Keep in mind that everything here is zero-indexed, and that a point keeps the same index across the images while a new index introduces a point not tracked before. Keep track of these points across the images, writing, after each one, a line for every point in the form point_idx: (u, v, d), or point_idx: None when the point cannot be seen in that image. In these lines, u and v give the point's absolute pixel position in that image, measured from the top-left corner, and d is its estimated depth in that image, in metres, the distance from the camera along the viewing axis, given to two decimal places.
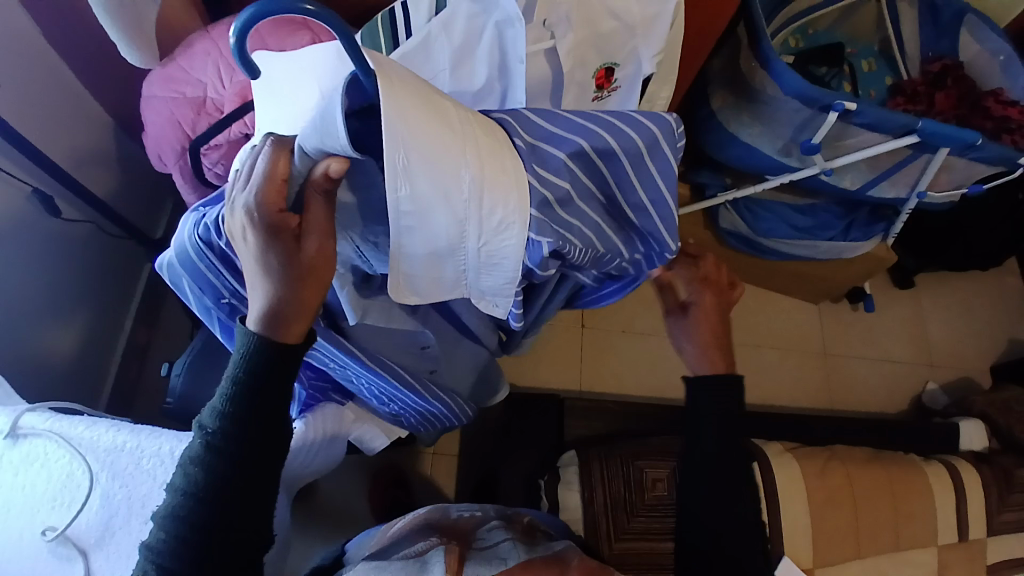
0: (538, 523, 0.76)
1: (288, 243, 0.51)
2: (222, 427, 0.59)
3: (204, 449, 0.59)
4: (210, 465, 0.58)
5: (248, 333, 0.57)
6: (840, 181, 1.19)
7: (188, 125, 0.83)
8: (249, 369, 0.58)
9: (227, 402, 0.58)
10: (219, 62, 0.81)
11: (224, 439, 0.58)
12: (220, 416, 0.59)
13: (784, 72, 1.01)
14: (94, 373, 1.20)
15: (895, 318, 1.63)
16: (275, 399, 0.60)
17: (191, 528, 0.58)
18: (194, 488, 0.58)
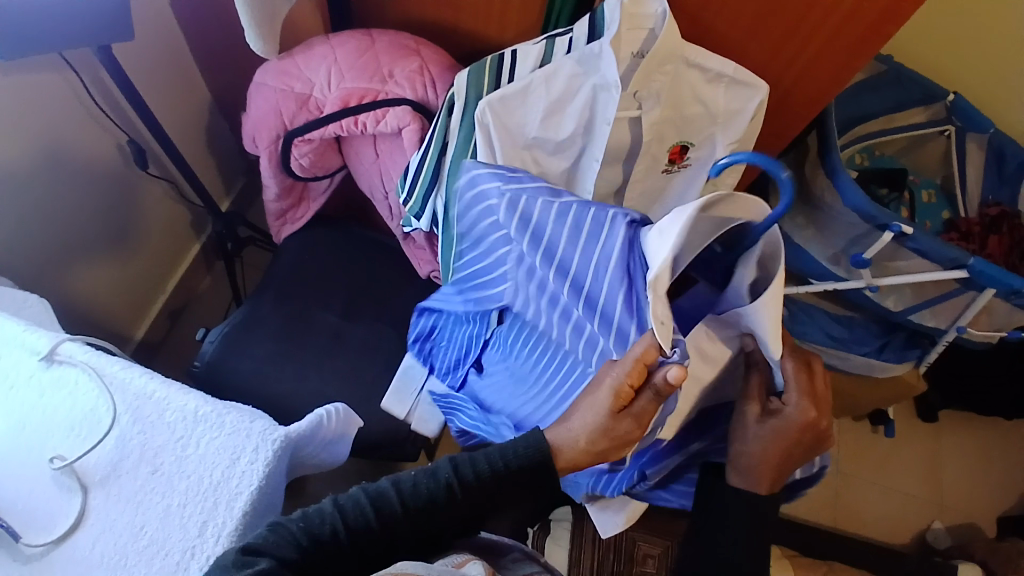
0: None
1: (613, 407, 0.62)
2: (476, 480, 0.61)
3: (449, 487, 0.60)
4: (445, 500, 0.60)
5: (538, 438, 0.64)
6: (882, 300, 1.22)
7: (287, 116, 0.89)
8: (525, 462, 0.63)
9: (498, 463, 0.62)
10: (331, 67, 0.88)
11: (473, 493, 0.61)
12: (480, 472, 0.61)
13: (848, 186, 1.05)
14: (127, 324, 1.25)
15: (911, 450, 1.61)
16: (531, 491, 0.64)
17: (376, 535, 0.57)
18: (414, 507, 0.59)
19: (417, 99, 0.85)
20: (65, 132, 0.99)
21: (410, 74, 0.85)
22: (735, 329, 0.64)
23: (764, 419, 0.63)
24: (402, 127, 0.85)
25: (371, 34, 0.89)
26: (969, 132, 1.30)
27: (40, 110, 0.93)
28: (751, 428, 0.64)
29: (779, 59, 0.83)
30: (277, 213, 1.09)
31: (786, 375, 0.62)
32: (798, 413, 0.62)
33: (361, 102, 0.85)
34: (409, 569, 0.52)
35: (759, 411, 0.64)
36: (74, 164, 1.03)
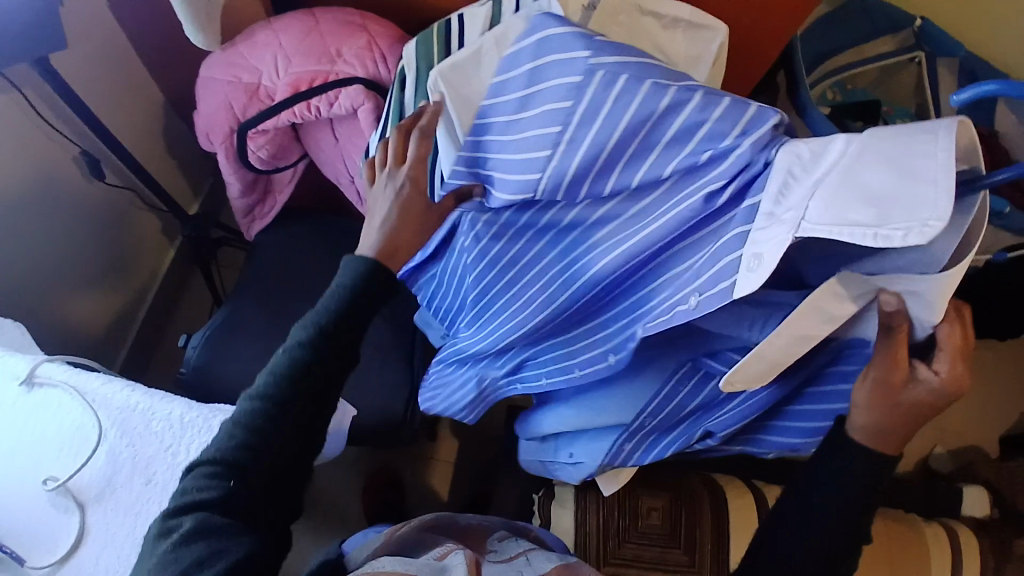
0: (545, 539, 0.76)
1: None
2: (316, 341, 0.61)
3: (292, 357, 0.61)
4: (292, 372, 0.60)
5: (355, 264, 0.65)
6: None
7: (239, 109, 0.87)
8: (359, 286, 0.64)
9: (336, 305, 0.63)
10: (277, 53, 0.85)
11: (316, 353, 0.61)
12: (314, 327, 0.62)
13: (819, 123, 1.03)
14: (113, 340, 1.24)
15: None
16: (363, 321, 0.65)
17: (256, 434, 0.59)
18: (275, 397, 0.60)
19: (369, 77, 0.82)
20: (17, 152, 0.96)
21: (359, 52, 0.82)
22: (868, 287, 0.52)
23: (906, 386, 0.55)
24: (357, 108, 0.83)
25: (315, 15, 0.86)
26: (939, 56, 1.28)
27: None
28: (884, 397, 0.56)
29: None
30: (244, 209, 1.06)
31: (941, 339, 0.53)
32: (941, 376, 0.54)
33: (312, 86, 0.82)
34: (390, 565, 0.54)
35: (904, 379, 0.55)
36: (31, 184, 1.00)
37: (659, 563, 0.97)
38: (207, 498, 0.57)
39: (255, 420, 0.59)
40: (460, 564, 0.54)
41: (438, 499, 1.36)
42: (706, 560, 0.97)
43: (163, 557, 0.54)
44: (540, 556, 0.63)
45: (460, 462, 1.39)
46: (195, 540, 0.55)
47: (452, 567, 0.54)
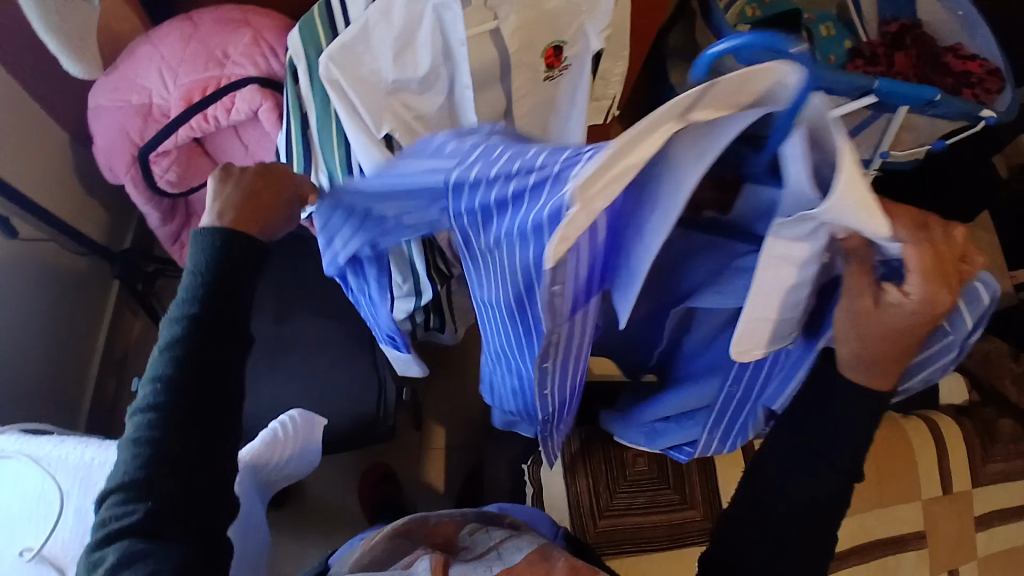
0: (520, 522, 0.78)
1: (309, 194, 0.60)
2: (194, 321, 0.55)
3: (176, 344, 0.54)
4: (181, 360, 0.54)
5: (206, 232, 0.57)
6: None
7: (136, 133, 0.82)
8: (218, 261, 0.56)
9: (200, 291, 0.56)
10: (161, 67, 0.80)
11: (200, 333, 0.55)
12: (190, 307, 0.55)
13: (736, 42, 1.01)
14: (71, 395, 1.20)
15: None
16: (246, 294, 0.58)
17: (162, 440, 0.53)
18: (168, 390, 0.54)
19: (263, 74, 0.78)
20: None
21: (246, 49, 0.78)
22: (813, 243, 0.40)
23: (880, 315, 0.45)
24: (256, 110, 0.78)
25: (192, 19, 0.81)
26: None
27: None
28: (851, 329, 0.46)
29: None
30: (171, 237, 1.01)
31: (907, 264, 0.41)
32: (927, 297, 0.42)
33: (205, 95, 0.78)
34: None
35: (869, 305, 0.44)
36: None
37: (652, 507, 0.99)
38: (125, 527, 0.52)
39: (148, 431, 0.53)
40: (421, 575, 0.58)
41: (433, 487, 1.36)
42: (697, 494, 1.00)
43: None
44: (505, 548, 0.66)
45: (449, 444, 1.38)
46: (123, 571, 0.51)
47: None
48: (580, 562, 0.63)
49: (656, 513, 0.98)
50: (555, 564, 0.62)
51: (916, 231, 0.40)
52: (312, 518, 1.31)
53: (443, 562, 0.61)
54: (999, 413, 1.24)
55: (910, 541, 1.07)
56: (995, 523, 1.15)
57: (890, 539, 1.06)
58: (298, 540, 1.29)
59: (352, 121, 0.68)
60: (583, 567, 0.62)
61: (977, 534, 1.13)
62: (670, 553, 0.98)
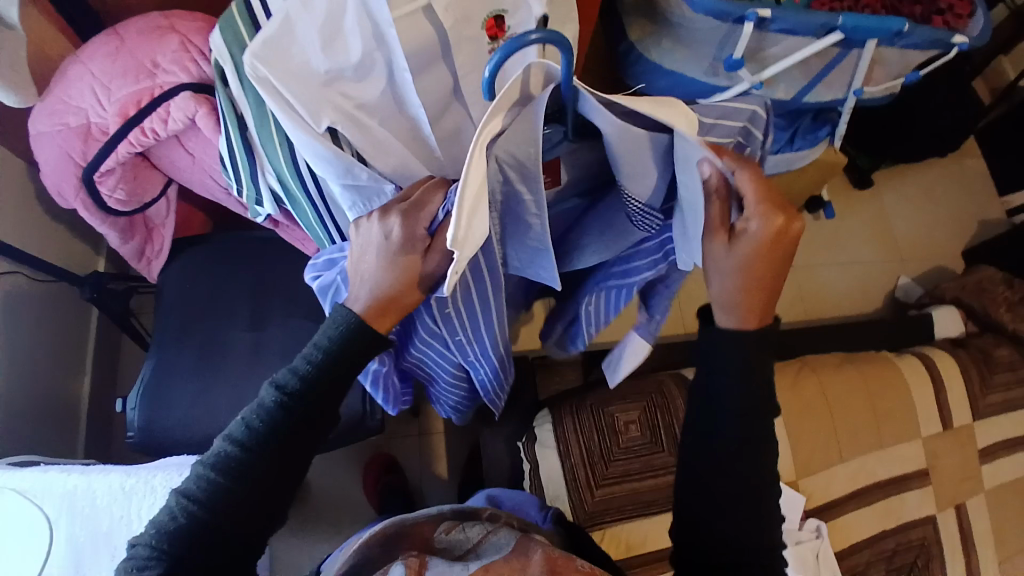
0: (501, 513, 0.76)
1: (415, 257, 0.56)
2: (300, 391, 0.57)
3: (278, 407, 0.56)
4: (274, 421, 0.56)
5: (345, 312, 0.59)
6: (774, 92, 1.17)
7: (79, 156, 0.80)
8: (344, 342, 0.58)
9: (310, 366, 0.58)
10: (94, 84, 0.77)
11: (301, 403, 0.57)
12: (303, 377, 0.57)
13: None
14: (64, 426, 1.19)
15: (857, 220, 1.64)
16: (346, 385, 0.60)
17: (230, 489, 0.54)
18: (253, 447, 0.55)
19: (195, 80, 0.76)
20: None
21: (175, 55, 0.76)
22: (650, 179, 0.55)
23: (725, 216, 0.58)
24: (193, 116, 0.76)
25: (117, 31, 0.78)
26: None
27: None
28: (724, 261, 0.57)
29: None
30: (135, 254, 1.01)
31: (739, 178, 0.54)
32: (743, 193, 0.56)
33: (141, 108, 0.76)
34: None
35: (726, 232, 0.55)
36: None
37: (648, 472, 0.99)
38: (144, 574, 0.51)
39: (215, 492, 0.54)
40: None
41: (438, 472, 1.37)
42: None
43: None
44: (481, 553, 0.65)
45: (447, 429, 1.38)
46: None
47: None
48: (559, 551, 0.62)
49: (653, 476, 0.99)
50: (532, 558, 0.61)
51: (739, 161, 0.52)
52: (321, 515, 1.32)
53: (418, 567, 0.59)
54: (996, 343, 1.23)
55: (914, 480, 1.06)
56: (1000, 453, 1.14)
57: (893, 479, 1.05)
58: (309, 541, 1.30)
59: (289, 119, 0.65)
60: (560, 556, 0.61)
61: (983, 466, 1.12)
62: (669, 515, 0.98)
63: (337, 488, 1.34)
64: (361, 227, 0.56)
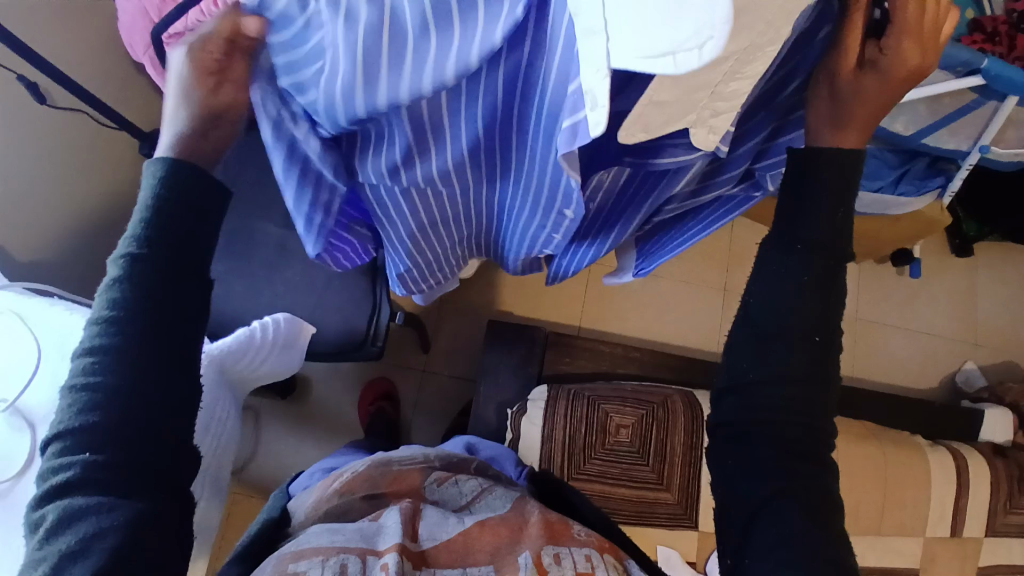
0: (486, 470, 0.80)
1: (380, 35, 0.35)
2: (149, 251, 0.47)
3: (125, 275, 0.46)
4: (130, 290, 0.46)
5: (169, 163, 0.48)
6: (890, 124, 1.05)
7: (154, 15, 0.79)
8: (179, 191, 0.47)
9: (151, 224, 0.46)
10: None
11: (158, 261, 0.47)
12: (145, 237, 0.47)
13: None
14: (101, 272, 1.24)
15: (940, 288, 1.55)
16: (208, 234, 0.50)
17: (114, 372, 0.45)
18: (118, 322, 0.46)
19: None
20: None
21: None
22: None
23: (858, 78, 0.46)
24: None
25: None
26: None
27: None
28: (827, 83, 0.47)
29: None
30: None
31: (897, 13, 0.43)
32: (897, 61, 0.45)
33: None
34: (318, 538, 0.57)
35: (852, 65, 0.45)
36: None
37: (624, 480, 0.95)
38: (64, 484, 0.44)
39: (98, 382, 0.45)
40: (391, 527, 0.59)
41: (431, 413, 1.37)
42: (675, 477, 0.96)
43: (32, 556, 0.44)
44: (470, 509, 0.67)
45: (453, 373, 1.39)
46: (57, 540, 0.43)
47: (383, 530, 0.59)
48: (555, 519, 0.64)
49: (626, 486, 0.95)
50: (529, 521, 0.62)
51: None
52: (314, 419, 1.36)
53: (413, 515, 0.62)
54: None
55: None
56: None
57: (879, 569, 0.98)
58: (294, 441, 1.34)
59: None
60: (557, 522, 0.63)
61: None
62: (634, 529, 0.95)
63: (335, 399, 1.37)
64: None
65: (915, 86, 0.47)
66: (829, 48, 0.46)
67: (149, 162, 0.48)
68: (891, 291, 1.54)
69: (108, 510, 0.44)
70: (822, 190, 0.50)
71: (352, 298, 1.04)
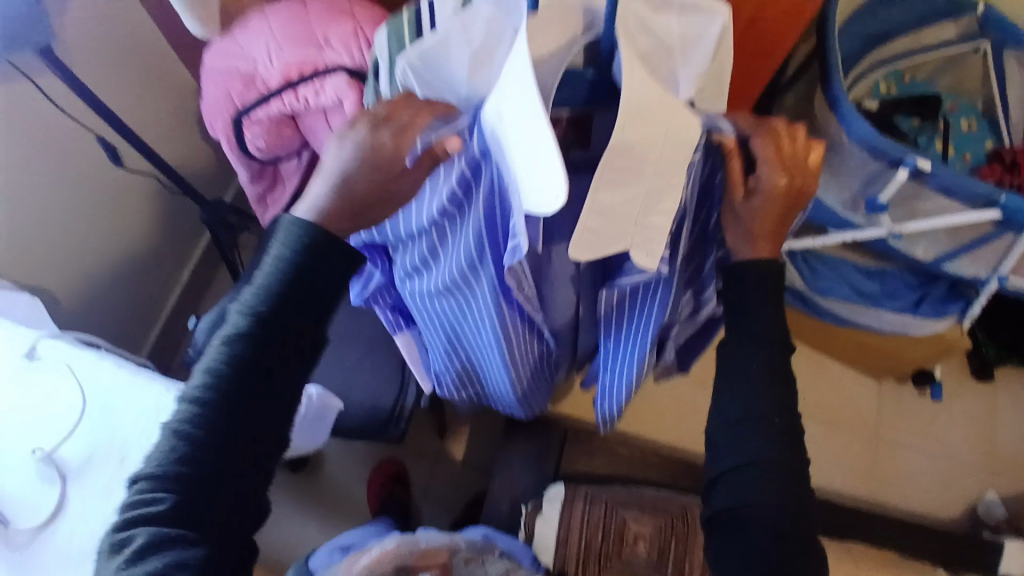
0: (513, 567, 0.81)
1: (389, 169, 0.51)
2: (275, 309, 0.51)
3: (249, 330, 0.51)
4: (253, 345, 0.51)
5: (306, 226, 0.51)
6: (912, 248, 1.12)
7: (237, 99, 0.85)
8: (311, 255, 0.51)
9: (281, 286, 0.51)
10: (270, 41, 0.83)
11: (282, 321, 0.51)
12: (272, 296, 0.51)
13: (852, 117, 0.92)
14: (140, 323, 1.29)
15: (963, 412, 1.54)
16: (330, 295, 0.54)
17: (224, 416, 0.50)
18: (236, 373, 0.50)
19: (354, 65, 0.81)
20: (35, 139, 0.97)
21: (345, 38, 0.82)
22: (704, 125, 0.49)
23: (749, 202, 0.53)
24: (342, 99, 0.81)
25: (305, 3, 0.85)
26: (1007, 46, 1.11)
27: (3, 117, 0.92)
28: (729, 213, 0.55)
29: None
30: (256, 197, 1.07)
31: (755, 154, 0.51)
32: (772, 186, 0.51)
33: (302, 74, 0.82)
34: None
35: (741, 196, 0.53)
36: (54, 170, 1.02)
37: None
38: (157, 510, 0.49)
39: (209, 425, 0.50)
40: None
41: (440, 497, 1.35)
42: None
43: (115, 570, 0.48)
44: None
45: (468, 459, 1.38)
46: (142, 563, 0.48)
47: None
48: None
49: None
50: None
51: (756, 124, 0.51)
52: (324, 493, 1.34)
53: None
54: None
55: None
56: None
57: None
58: (301, 514, 1.32)
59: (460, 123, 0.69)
60: None
61: None
62: None
63: (346, 473, 1.36)
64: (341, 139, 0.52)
65: (802, 206, 0.54)
66: (720, 188, 0.55)
67: (283, 218, 0.52)
68: (907, 408, 1.55)
69: (189, 547, 0.49)
70: (764, 294, 0.56)
71: (379, 376, 1.06)
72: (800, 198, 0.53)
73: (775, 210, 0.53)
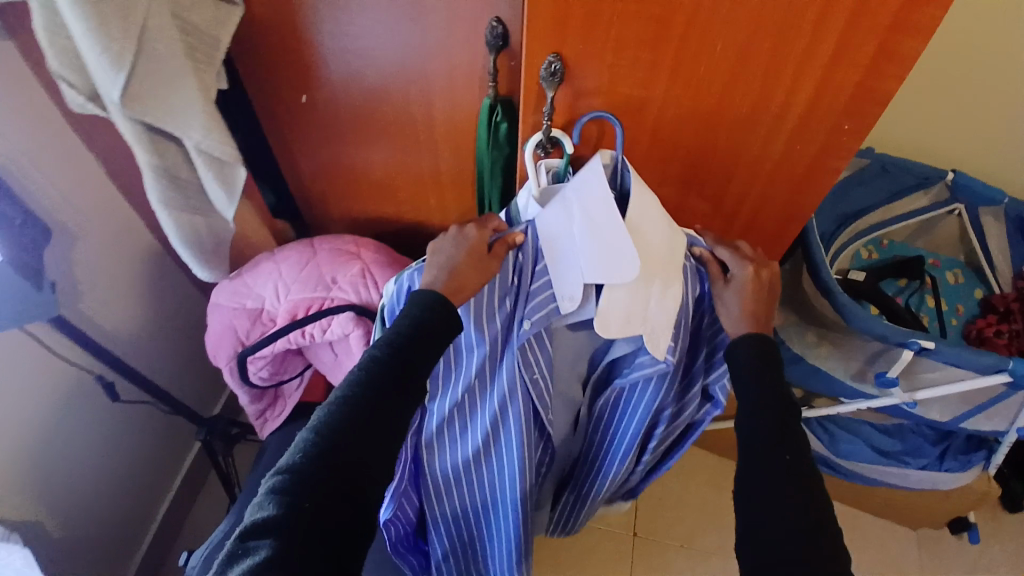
0: None
1: (474, 256, 0.67)
2: (392, 355, 0.62)
3: (375, 367, 0.61)
4: (376, 374, 0.61)
5: (426, 297, 0.65)
6: (926, 412, 1.12)
7: (243, 333, 0.89)
8: (424, 319, 0.65)
9: (399, 340, 0.63)
10: (278, 281, 0.87)
11: (397, 362, 0.62)
12: (392, 345, 0.63)
13: (850, 309, 0.95)
14: (122, 553, 1.19)
15: (1005, 557, 1.47)
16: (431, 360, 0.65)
17: (344, 426, 0.56)
18: (360, 393, 0.59)
19: (361, 303, 0.85)
20: (37, 394, 0.94)
21: (353, 278, 0.86)
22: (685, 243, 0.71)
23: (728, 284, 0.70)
24: (348, 333, 0.84)
25: (313, 245, 0.90)
26: (981, 206, 1.19)
27: (8, 378, 0.89)
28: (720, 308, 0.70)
29: (726, 196, 0.70)
30: (255, 412, 1.06)
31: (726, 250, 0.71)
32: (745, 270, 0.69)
33: (309, 313, 0.85)
34: None
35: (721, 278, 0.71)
36: (51, 419, 0.98)
37: None
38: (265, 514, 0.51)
39: (332, 431, 0.56)
40: None
41: None
42: None
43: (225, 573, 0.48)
44: None
45: None
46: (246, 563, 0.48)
47: None
48: None
49: None
50: None
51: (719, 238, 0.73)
52: None
53: None
54: None
55: None
56: None
57: None
58: None
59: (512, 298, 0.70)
60: None
61: None
62: None
63: None
64: (437, 243, 0.70)
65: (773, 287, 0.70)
66: (710, 295, 0.75)
67: (415, 294, 0.66)
68: (946, 562, 1.47)
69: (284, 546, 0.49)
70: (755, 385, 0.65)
71: None
72: (768, 283, 0.70)
73: (753, 284, 0.68)
